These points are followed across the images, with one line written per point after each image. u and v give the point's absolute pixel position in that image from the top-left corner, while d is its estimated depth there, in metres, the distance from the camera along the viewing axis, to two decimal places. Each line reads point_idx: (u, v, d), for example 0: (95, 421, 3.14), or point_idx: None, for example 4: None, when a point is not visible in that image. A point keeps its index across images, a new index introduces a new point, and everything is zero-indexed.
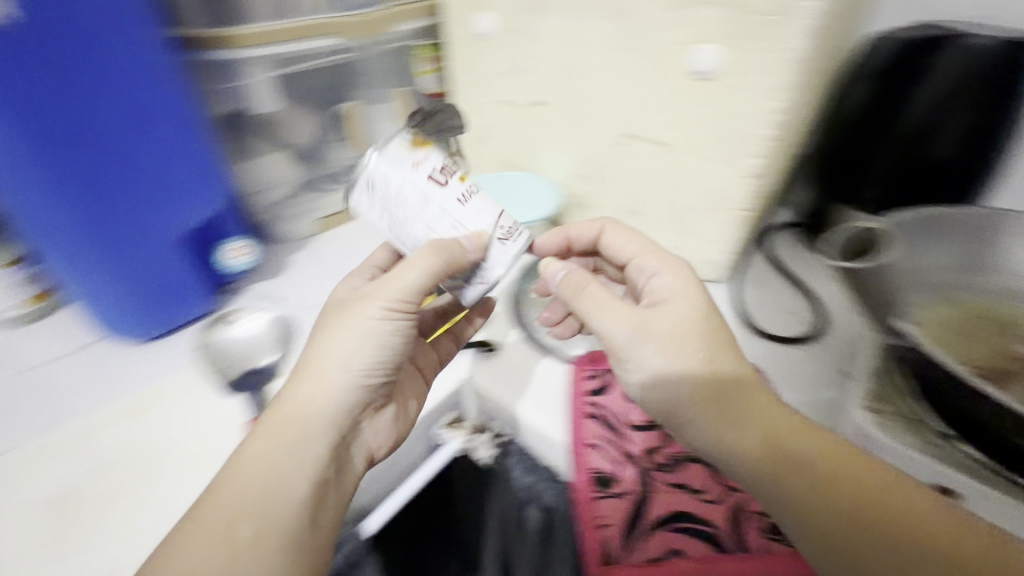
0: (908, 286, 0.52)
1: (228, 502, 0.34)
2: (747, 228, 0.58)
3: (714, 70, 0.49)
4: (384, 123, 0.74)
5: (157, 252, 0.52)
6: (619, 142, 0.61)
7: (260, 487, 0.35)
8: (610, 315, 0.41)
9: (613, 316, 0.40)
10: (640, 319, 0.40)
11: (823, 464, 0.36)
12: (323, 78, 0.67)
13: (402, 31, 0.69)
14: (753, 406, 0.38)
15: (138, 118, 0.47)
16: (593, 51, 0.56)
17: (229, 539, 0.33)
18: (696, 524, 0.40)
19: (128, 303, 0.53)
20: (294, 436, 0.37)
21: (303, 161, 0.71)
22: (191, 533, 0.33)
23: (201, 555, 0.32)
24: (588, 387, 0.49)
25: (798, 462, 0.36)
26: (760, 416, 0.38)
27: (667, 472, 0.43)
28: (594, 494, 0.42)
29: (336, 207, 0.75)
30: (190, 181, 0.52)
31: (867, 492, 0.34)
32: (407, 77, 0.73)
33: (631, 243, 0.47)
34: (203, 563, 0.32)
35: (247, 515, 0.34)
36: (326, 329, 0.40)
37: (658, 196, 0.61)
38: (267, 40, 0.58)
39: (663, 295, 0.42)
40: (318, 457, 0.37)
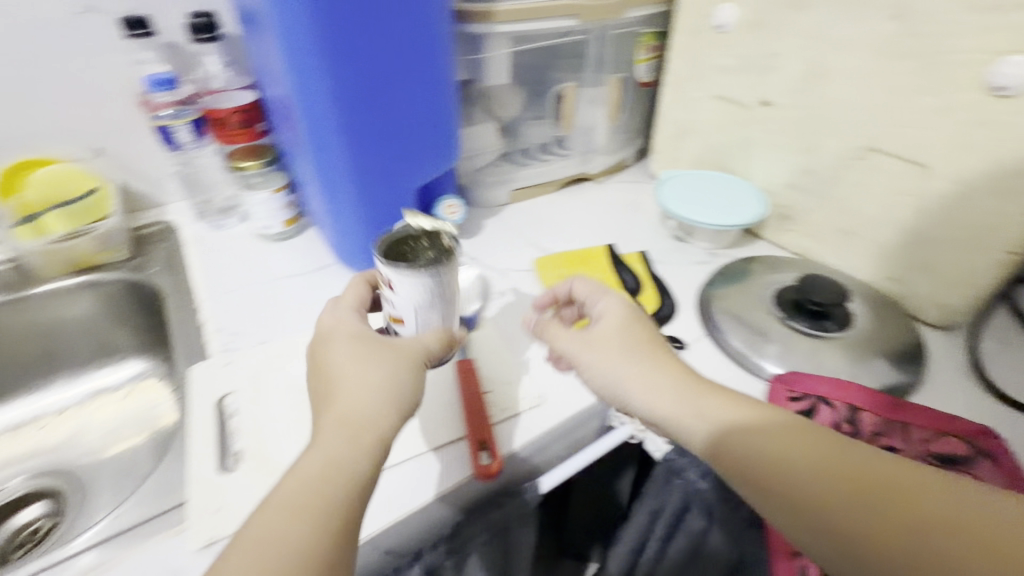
0: None
1: (288, 487, 0.31)
2: (1005, 274, 0.50)
3: (1019, 85, 0.42)
4: (590, 107, 0.75)
5: (394, 202, 0.59)
6: (856, 156, 0.55)
7: (314, 475, 0.31)
8: (623, 362, 0.40)
9: (592, 354, 0.41)
10: (594, 348, 0.41)
11: (811, 474, 0.32)
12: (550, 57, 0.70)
13: (633, 18, 0.69)
14: (819, 479, 0.32)
15: (412, 83, 0.53)
16: (851, 55, 0.52)
17: (294, 518, 0.29)
18: None
19: (361, 242, 0.60)
20: (341, 430, 0.34)
21: (507, 134, 0.74)
22: (260, 514, 0.30)
23: (268, 531, 0.29)
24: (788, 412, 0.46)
25: (795, 475, 0.33)
26: (827, 491, 0.32)
27: None
28: None
29: (528, 181, 0.78)
30: (433, 143, 0.58)
31: (880, 502, 0.30)
32: (624, 64, 0.73)
33: (595, 295, 0.46)
34: (270, 536, 0.29)
35: (306, 496, 0.30)
36: (336, 346, 0.38)
37: (893, 220, 0.55)
38: (517, 17, 0.60)
39: (603, 320, 0.43)
40: (369, 451, 0.33)
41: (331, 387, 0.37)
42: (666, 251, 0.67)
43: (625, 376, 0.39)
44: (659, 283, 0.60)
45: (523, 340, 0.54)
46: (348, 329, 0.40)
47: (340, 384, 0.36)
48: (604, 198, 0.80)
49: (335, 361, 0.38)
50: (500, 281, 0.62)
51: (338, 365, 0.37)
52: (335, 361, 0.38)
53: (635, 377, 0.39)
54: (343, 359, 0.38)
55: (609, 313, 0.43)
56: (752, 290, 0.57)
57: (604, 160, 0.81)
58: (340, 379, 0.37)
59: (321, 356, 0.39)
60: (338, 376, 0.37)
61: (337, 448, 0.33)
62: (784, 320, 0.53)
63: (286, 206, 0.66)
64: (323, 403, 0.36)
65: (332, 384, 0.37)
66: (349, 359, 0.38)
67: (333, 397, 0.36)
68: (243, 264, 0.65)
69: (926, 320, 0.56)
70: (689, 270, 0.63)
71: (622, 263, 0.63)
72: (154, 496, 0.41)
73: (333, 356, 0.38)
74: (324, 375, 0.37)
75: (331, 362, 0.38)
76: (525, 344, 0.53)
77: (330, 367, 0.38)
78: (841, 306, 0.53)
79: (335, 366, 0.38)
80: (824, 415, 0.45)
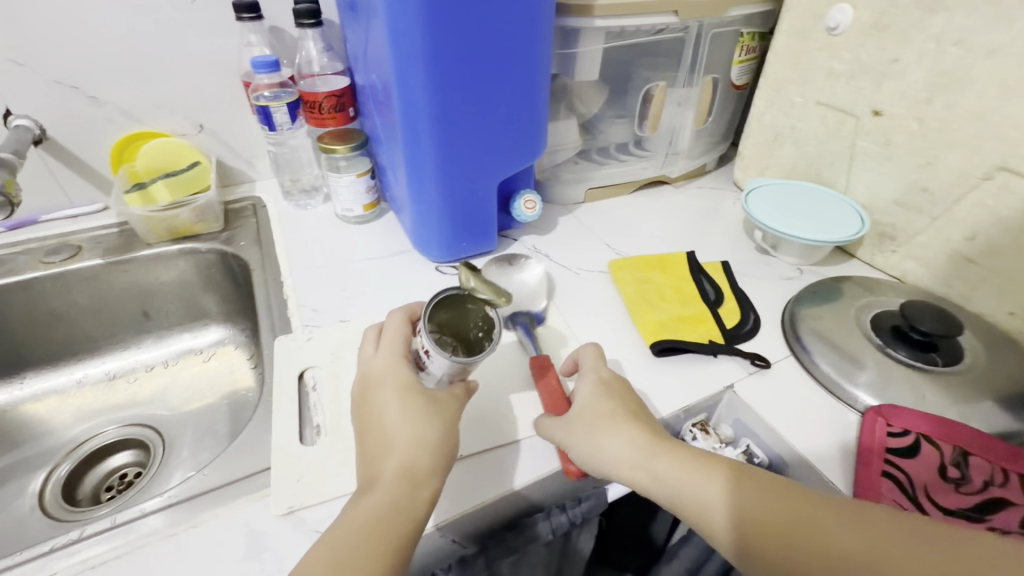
0: None
1: (347, 530, 0.35)
2: None
3: None
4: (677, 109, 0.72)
5: (476, 194, 0.59)
6: (980, 176, 0.51)
7: (370, 519, 0.35)
8: (601, 439, 0.39)
9: (577, 453, 0.40)
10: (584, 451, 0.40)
11: (784, 536, 0.32)
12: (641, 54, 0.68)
13: (735, 17, 0.65)
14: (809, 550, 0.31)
15: (505, 77, 0.52)
16: (990, 64, 0.47)
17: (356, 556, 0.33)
18: None
19: (441, 232, 0.61)
20: (395, 483, 0.36)
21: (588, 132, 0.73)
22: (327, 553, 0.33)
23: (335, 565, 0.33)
24: (885, 443, 0.42)
25: (770, 541, 0.32)
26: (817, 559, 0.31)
27: None
28: None
29: (603, 181, 0.76)
30: (520, 139, 0.57)
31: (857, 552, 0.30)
32: (717, 65, 0.70)
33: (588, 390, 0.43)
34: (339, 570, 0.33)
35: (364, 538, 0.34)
36: (372, 397, 0.41)
37: (1019, 248, 0.50)
38: (616, 12, 0.59)
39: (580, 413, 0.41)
40: (418, 499, 0.37)
41: (377, 436, 0.39)
42: (748, 264, 0.64)
43: (597, 451, 0.39)
44: (742, 297, 0.57)
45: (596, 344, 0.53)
46: (394, 375, 0.41)
47: (389, 434, 0.39)
48: (681, 204, 0.77)
49: (378, 413, 0.40)
50: (572, 281, 0.61)
51: (385, 416, 0.39)
52: (382, 410, 0.40)
53: (613, 454, 0.38)
54: (390, 409, 0.39)
55: (582, 390, 0.42)
56: (845, 312, 0.53)
57: (684, 164, 0.78)
58: (387, 430, 0.39)
59: (367, 400, 0.41)
60: (387, 425, 0.39)
61: (394, 500, 0.36)
62: (880, 346, 0.50)
63: (369, 190, 0.68)
64: (373, 449, 0.39)
65: (382, 430, 0.39)
66: (399, 407, 0.39)
67: (383, 448, 0.38)
68: (324, 244, 0.67)
69: None
70: (773, 285, 0.60)
71: (702, 272, 0.60)
72: (238, 457, 0.43)
73: (379, 405, 0.40)
74: (371, 421, 0.40)
75: (377, 406, 0.40)
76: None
77: (377, 414, 0.40)
78: (948, 339, 0.48)
79: (382, 414, 0.40)
80: (926, 452, 0.42)
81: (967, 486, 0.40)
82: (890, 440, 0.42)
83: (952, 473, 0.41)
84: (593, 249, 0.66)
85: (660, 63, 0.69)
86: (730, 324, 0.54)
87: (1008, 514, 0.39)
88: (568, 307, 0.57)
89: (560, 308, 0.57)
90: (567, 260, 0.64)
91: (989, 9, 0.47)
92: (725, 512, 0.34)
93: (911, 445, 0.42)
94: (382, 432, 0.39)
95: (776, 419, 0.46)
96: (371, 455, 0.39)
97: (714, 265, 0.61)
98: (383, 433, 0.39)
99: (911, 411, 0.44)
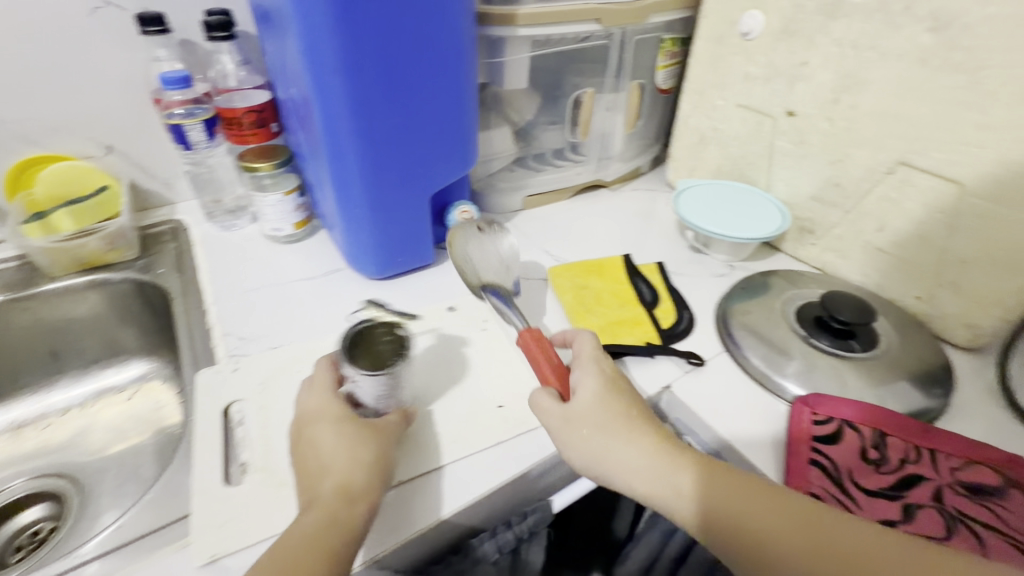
0: None
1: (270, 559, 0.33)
2: None
3: None
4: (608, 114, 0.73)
5: (408, 207, 0.58)
6: (882, 171, 0.54)
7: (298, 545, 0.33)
8: (612, 443, 0.38)
9: (580, 445, 0.39)
10: (591, 439, 0.39)
11: (781, 546, 0.34)
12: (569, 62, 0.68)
13: (655, 23, 0.67)
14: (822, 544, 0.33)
15: (433, 89, 0.52)
16: (886, 66, 0.51)
17: None
18: None
19: (374, 247, 0.59)
20: (335, 502, 0.35)
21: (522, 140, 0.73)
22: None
23: None
24: (812, 430, 0.44)
25: (770, 546, 0.34)
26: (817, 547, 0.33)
27: None
28: None
29: (540, 188, 0.76)
30: (450, 150, 0.56)
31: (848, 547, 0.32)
32: (643, 71, 0.72)
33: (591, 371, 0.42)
34: None
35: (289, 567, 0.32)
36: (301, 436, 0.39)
37: (920, 237, 0.53)
38: (539, 21, 0.59)
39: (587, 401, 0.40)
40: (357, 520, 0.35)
41: (316, 460, 0.37)
42: (683, 263, 0.66)
43: (617, 464, 0.38)
44: (677, 296, 0.59)
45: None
46: (327, 409, 0.39)
47: (326, 458, 0.37)
48: (618, 207, 0.78)
49: (315, 440, 0.38)
50: (511, 290, 0.61)
51: (323, 440, 0.38)
52: (319, 435, 0.38)
53: (626, 461, 0.38)
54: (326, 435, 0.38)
55: (587, 384, 0.41)
56: (772, 306, 0.55)
57: (619, 168, 0.80)
58: (323, 456, 0.37)
59: (302, 430, 0.39)
60: (323, 449, 0.37)
61: (331, 519, 0.34)
62: (804, 337, 0.52)
63: (298, 207, 0.65)
64: (309, 473, 0.37)
65: (319, 458, 0.37)
66: (336, 433, 0.38)
67: (320, 471, 0.37)
68: (252, 267, 0.63)
69: (951, 341, 0.54)
70: (706, 283, 0.62)
71: (639, 275, 0.61)
72: (155, 506, 0.40)
73: (314, 432, 0.38)
74: (306, 449, 0.38)
75: (316, 432, 0.38)
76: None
77: (314, 441, 0.38)
78: (865, 326, 0.51)
79: (318, 439, 0.38)
80: (849, 436, 0.44)
81: (887, 467, 0.42)
82: (816, 426, 0.44)
83: (873, 455, 0.43)
84: (533, 256, 0.66)
85: (587, 70, 0.70)
86: (666, 325, 0.55)
87: (923, 490, 0.41)
88: None
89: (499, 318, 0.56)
90: None
91: (882, 14, 0.50)
92: (720, 523, 0.35)
93: (835, 433, 0.44)
94: (318, 457, 0.37)
95: (711, 417, 0.47)
96: (308, 477, 0.37)
97: (650, 266, 0.63)
98: (318, 458, 0.37)
99: (833, 399, 0.46)
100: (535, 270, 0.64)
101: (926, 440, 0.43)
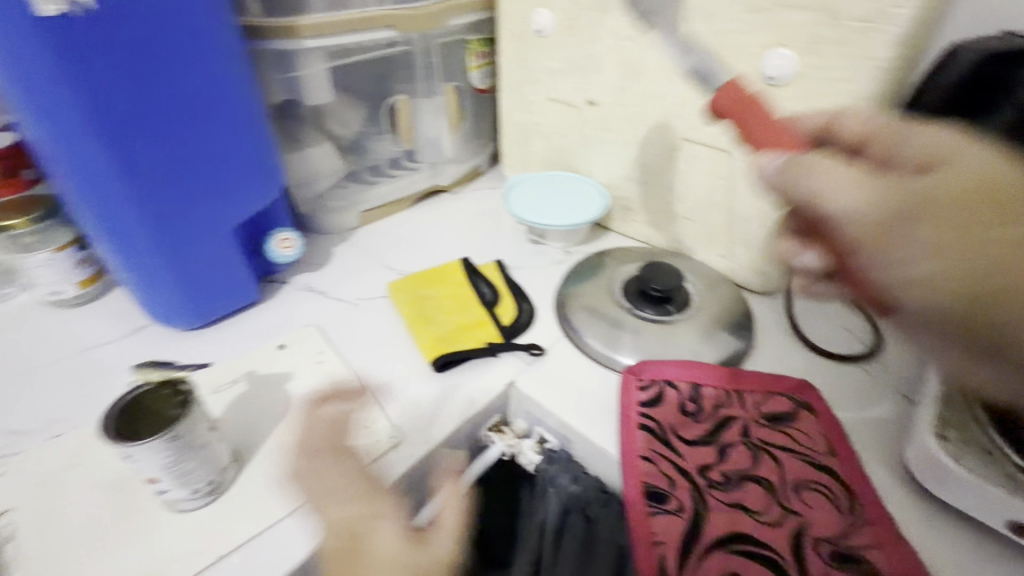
0: None
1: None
2: None
3: (787, 75, 0.48)
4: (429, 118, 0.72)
5: (206, 243, 0.51)
6: (672, 148, 0.59)
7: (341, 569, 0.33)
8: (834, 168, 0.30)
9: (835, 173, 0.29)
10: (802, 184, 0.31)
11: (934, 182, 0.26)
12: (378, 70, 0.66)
13: (456, 25, 0.67)
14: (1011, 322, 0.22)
15: (201, 110, 0.46)
16: (655, 54, 0.55)
17: None
18: (759, 546, 0.39)
19: (175, 294, 0.52)
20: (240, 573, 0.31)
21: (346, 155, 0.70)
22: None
23: None
24: (639, 397, 0.47)
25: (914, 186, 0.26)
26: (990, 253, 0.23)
27: (722, 489, 0.42)
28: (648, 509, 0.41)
29: (375, 202, 0.73)
30: (243, 173, 0.51)
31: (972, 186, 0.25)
32: (456, 73, 0.71)
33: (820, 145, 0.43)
34: None
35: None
36: None
37: (711, 202, 0.59)
38: (329, 30, 0.57)
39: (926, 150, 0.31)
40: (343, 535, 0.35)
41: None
42: (523, 257, 0.67)
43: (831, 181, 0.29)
44: (516, 291, 0.60)
45: (380, 377, 0.50)
46: None
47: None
48: (461, 208, 0.78)
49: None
50: (348, 315, 0.57)
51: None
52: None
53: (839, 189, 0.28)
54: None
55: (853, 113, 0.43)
56: (602, 286, 0.58)
57: (454, 170, 0.79)
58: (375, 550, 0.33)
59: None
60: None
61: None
62: (630, 309, 0.55)
63: (78, 265, 0.55)
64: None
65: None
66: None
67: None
68: (27, 343, 0.53)
69: (751, 288, 0.62)
70: (544, 273, 0.64)
71: (478, 275, 0.61)
72: None
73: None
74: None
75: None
76: (381, 382, 0.50)
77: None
78: (680, 289, 0.55)
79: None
80: (670, 395, 0.47)
81: (703, 415, 0.47)
82: (643, 393, 0.47)
83: (690, 408, 0.47)
84: (372, 274, 0.64)
85: (399, 77, 0.68)
86: (507, 322, 0.56)
87: (732, 430, 0.45)
88: (344, 344, 0.54)
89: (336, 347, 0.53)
90: (343, 294, 0.60)
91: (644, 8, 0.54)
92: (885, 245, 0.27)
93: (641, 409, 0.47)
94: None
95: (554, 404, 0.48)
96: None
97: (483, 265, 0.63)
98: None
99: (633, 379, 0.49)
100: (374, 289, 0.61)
101: (732, 383, 0.49)
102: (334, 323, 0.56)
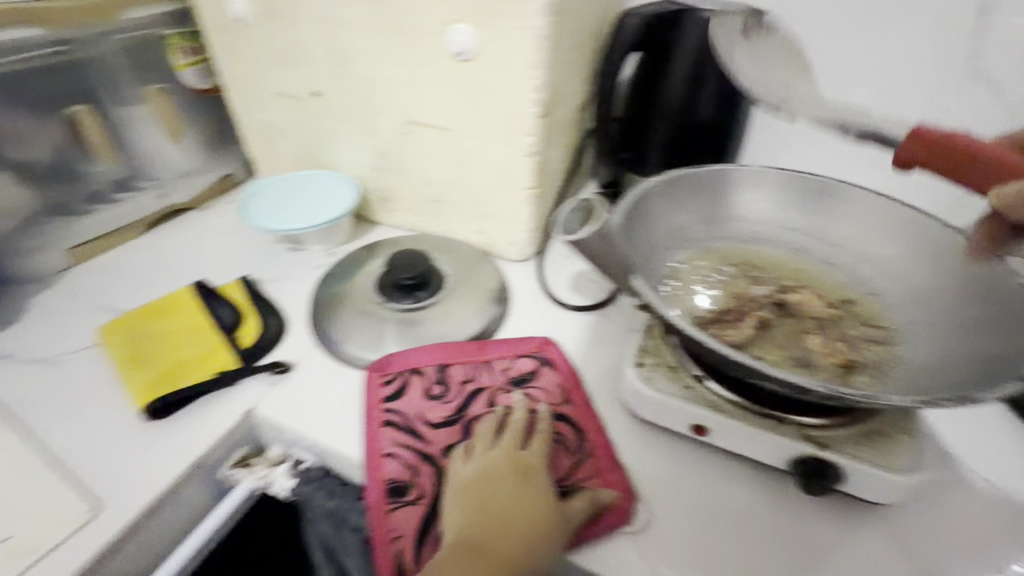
0: (658, 246, 0.51)
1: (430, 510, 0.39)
2: (538, 205, 0.59)
3: (469, 50, 0.49)
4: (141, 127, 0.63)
5: None
6: (400, 131, 0.58)
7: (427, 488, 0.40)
8: None
9: None
10: None
11: None
12: (51, 80, 0.58)
13: (141, 18, 0.61)
14: None
15: None
16: (351, 37, 0.53)
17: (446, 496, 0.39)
18: None
19: None
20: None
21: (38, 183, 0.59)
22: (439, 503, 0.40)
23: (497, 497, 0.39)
24: (384, 394, 0.46)
25: None
26: None
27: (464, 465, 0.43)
28: (388, 506, 0.41)
29: (95, 233, 0.62)
30: None
31: None
32: (158, 71, 0.63)
33: None
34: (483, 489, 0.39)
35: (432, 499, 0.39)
36: None
37: (454, 181, 0.60)
38: None
39: None
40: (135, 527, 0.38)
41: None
42: (280, 266, 0.61)
43: None
44: (262, 305, 0.54)
45: (83, 446, 0.43)
46: None
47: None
48: (215, 226, 0.67)
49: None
50: (49, 376, 0.48)
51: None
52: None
53: None
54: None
55: None
56: (357, 286, 0.55)
57: (197, 181, 0.69)
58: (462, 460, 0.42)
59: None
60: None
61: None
62: (383, 303, 0.53)
63: None
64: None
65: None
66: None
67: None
68: None
69: (511, 258, 0.63)
70: (303, 279, 0.60)
71: (215, 297, 0.55)
72: None
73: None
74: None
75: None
76: (83, 447, 0.43)
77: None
78: (433, 273, 0.54)
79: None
80: (416, 383, 0.47)
81: (451, 395, 0.47)
82: (387, 388, 0.47)
83: (437, 390, 0.47)
84: (83, 321, 0.54)
85: (86, 83, 0.60)
86: (246, 343, 0.51)
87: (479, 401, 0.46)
88: (38, 417, 0.45)
89: (28, 423, 0.45)
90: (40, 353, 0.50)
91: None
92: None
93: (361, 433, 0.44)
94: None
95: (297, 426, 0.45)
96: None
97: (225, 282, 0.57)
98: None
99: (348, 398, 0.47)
100: (85, 338, 0.52)
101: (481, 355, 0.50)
102: (23, 392, 0.47)
